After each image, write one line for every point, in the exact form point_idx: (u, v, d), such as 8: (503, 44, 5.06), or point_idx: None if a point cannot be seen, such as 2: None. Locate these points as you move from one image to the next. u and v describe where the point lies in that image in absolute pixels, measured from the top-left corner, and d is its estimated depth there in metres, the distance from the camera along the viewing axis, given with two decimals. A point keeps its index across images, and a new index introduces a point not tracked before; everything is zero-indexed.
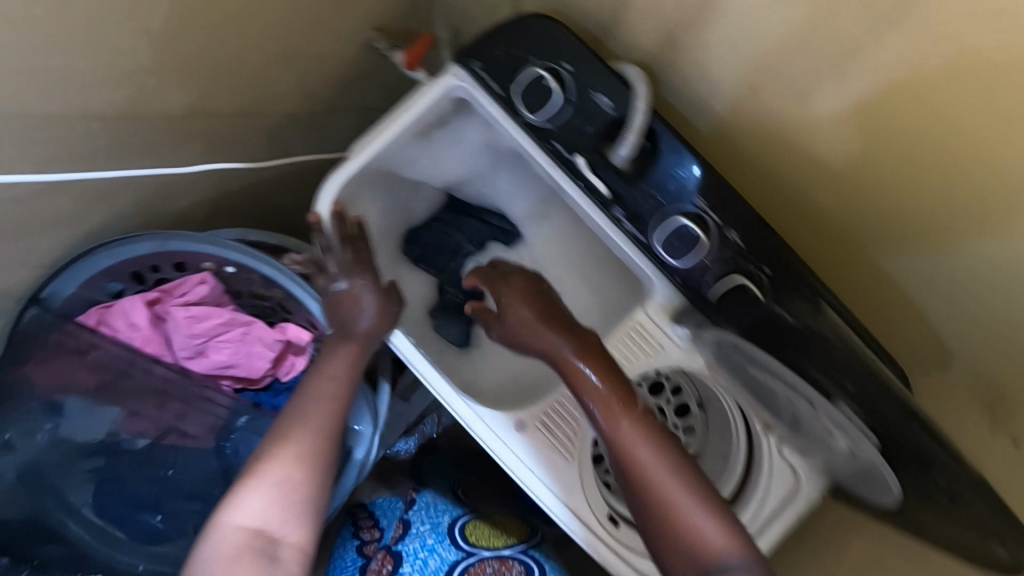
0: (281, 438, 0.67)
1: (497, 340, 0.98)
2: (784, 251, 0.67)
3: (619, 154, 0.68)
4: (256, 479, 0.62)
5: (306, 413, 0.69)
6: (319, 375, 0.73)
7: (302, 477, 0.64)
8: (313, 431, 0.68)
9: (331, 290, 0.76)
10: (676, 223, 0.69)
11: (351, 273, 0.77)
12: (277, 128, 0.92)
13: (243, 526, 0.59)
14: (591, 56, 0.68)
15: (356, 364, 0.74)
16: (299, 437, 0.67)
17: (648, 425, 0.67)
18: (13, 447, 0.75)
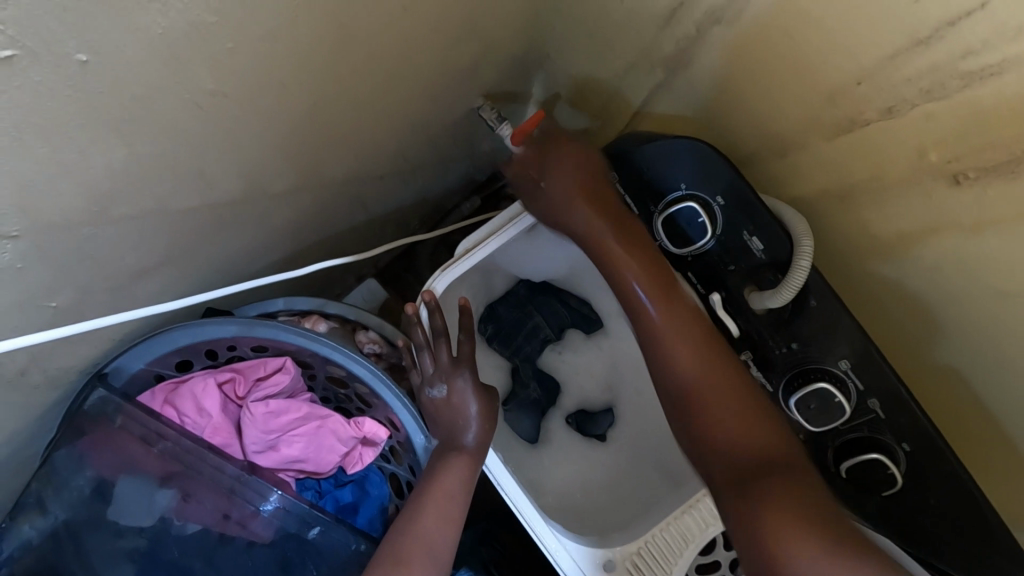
0: (403, 566, 0.56)
1: (566, 435, 0.92)
2: (935, 439, 0.61)
3: (763, 300, 0.62)
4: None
5: (423, 538, 0.58)
6: (432, 489, 0.60)
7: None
8: (427, 560, 0.57)
9: (427, 396, 0.67)
10: (814, 385, 0.63)
11: (445, 379, 0.66)
12: (365, 190, 0.85)
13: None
14: (750, 196, 0.62)
15: (470, 482, 0.62)
16: (418, 569, 0.56)
17: (675, 306, 0.65)
18: (44, 508, 0.68)
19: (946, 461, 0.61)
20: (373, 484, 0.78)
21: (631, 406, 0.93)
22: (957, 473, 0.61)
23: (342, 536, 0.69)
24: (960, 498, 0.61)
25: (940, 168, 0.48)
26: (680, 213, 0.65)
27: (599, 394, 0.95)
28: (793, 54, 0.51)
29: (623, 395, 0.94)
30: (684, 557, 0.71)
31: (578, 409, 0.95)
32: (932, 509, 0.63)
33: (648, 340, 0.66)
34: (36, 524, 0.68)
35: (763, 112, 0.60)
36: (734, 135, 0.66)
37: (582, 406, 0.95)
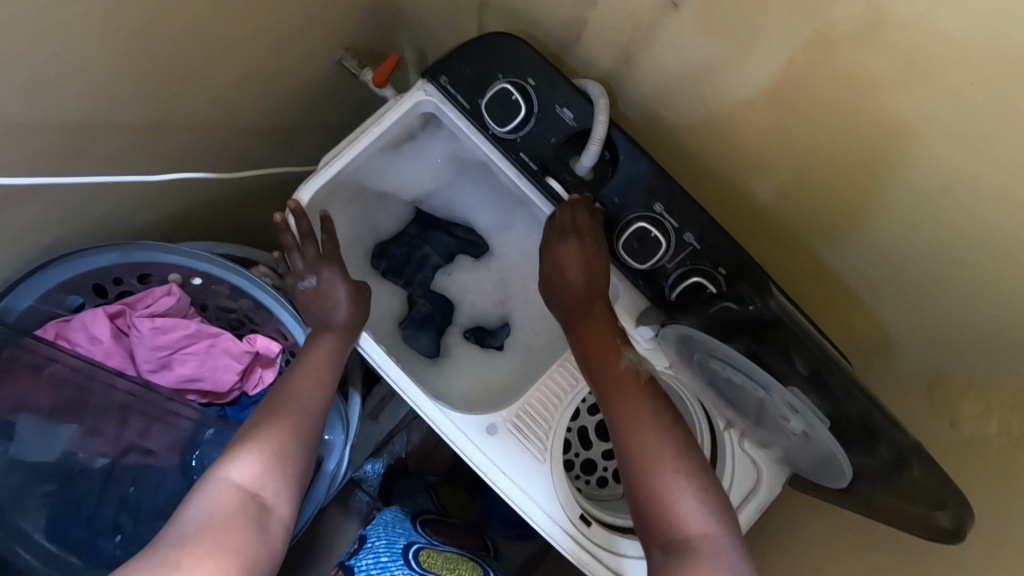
0: (275, 413, 0.64)
1: (467, 350, 0.99)
2: (740, 254, 0.70)
3: (581, 163, 0.72)
4: (248, 447, 0.60)
5: (300, 393, 0.66)
6: (306, 361, 0.69)
7: (292, 451, 0.61)
8: (302, 408, 0.65)
9: (299, 288, 0.75)
10: (637, 228, 0.73)
11: (314, 270, 0.74)
12: (243, 146, 0.92)
13: (239, 486, 0.56)
14: (555, 72, 0.72)
15: (338, 354, 0.71)
16: (290, 412, 0.64)
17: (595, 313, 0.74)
18: None
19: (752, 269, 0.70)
20: None
21: (524, 315, 1.01)
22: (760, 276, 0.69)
23: None
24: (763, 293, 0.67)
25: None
26: (503, 100, 0.74)
27: (495, 310, 1.02)
28: None
29: (517, 308, 1.01)
30: (559, 416, 0.78)
31: (476, 326, 1.01)
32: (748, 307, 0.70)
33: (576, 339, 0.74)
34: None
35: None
36: (543, 32, 0.76)
37: (480, 323, 1.02)
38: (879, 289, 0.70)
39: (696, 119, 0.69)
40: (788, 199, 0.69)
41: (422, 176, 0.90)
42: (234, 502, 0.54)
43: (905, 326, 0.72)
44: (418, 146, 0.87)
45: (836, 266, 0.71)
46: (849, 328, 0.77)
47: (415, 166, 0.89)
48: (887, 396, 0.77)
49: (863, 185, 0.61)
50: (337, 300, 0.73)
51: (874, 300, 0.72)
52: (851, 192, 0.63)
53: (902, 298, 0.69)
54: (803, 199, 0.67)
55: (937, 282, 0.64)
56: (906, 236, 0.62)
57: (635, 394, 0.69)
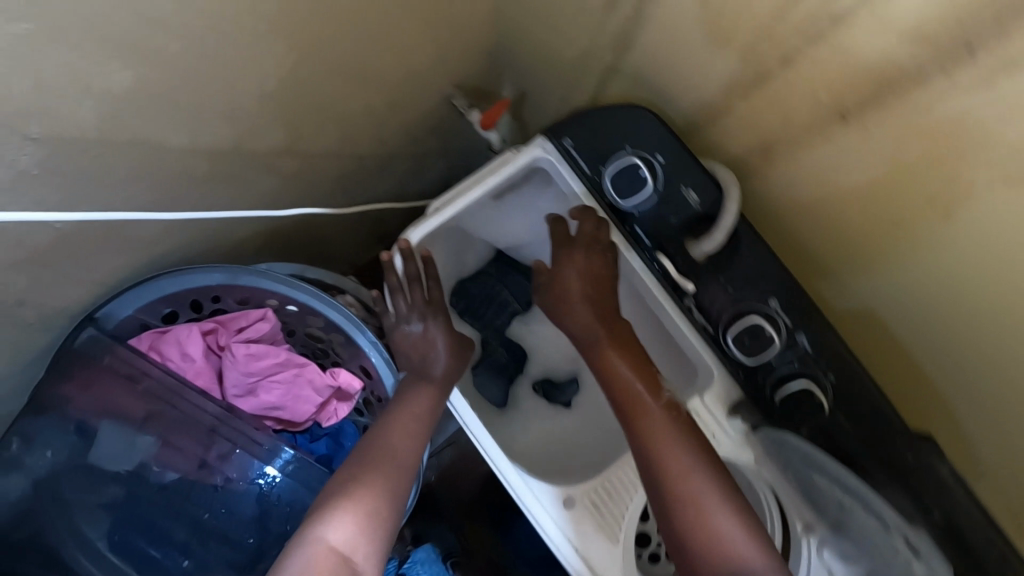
0: (369, 467, 0.62)
1: (534, 403, 0.97)
2: (853, 364, 0.68)
3: (701, 247, 0.70)
4: (343, 505, 0.58)
5: (394, 448, 0.64)
6: (401, 410, 0.68)
7: (386, 515, 0.59)
8: (398, 465, 0.63)
9: (403, 332, 0.74)
10: (750, 322, 0.70)
11: (419, 315, 0.74)
12: (345, 171, 0.92)
13: (334, 548, 0.55)
14: (686, 153, 0.71)
15: (436, 408, 0.69)
16: (383, 467, 0.62)
17: (619, 338, 0.74)
18: (21, 466, 0.71)
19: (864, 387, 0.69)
20: (347, 436, 0.82)
21: (596, 374, 0.99)
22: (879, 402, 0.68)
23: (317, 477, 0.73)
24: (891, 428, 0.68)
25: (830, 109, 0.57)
26: (628, 173, 0.73)
27: (566, 364, 1.01)
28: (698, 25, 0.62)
29: (588, 366, 1.00)
30: (636, 496, 0.76)
31: (546, 378, 1.00)
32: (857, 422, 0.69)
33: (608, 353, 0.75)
34: (23, 468, 0.71)
35: (692, 80, 0.69)
36: (674, 108, 0.75)
37: (549, 375, 1.00)
38: None
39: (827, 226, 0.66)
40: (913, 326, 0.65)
41: (520, 226, 0.90)
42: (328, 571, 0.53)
43: None
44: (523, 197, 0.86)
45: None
46: None
47: (515, 216, 0.88)
48: None
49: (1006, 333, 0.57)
50: (438, 350, 0.72)
51: None
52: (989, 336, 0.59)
53: None
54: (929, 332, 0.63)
55: None
56: None
57: (661, 410, 0.69)
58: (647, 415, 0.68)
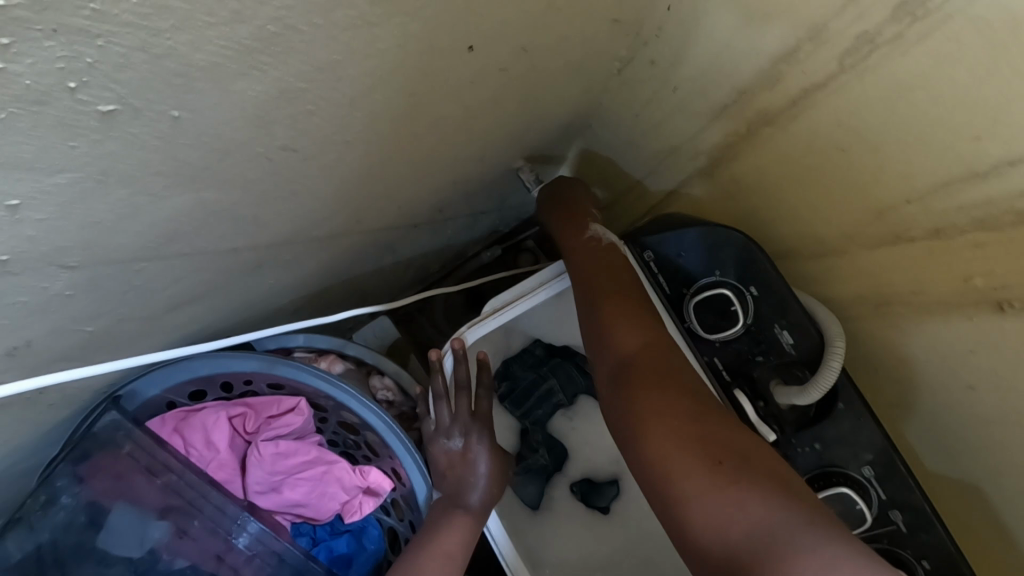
0: None
1: (569, 504, 0.90)
2: (956, 559, 0.59)
3: (791, 399, 0.61)
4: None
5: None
6: (431, 543, 0.59)
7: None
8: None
9: (442, 447, 0.66)
10: (838, 492, 0.61)
11: (464, 430, 0.66)
12: (397, 235, 0.86)
13: None
14: (787, 291, 0.62)
15: (469, 546, 0.60)
16: None
17: (626, 300, 0.64)
18: (31, 525, 0.64)
19: None
20: (370, 537, 0.75)
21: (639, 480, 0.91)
22: None
23: None
24: None
25: (983, 294, 0.48)
26: (714, 300, 0.65)
27: (608, 465, 0.93)
28: (828, 164, 0.53)
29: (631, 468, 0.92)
30: None
31: (584, 478, 0.92)
32: None
33: (595, 320, 0.65)
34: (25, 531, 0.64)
35: (808, 214, 0.60)
36: (771, 230, 0.67)
37: (588, 474, 0.92)
38: None
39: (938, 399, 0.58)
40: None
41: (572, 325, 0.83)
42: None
43: None
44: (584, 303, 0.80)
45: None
46: None
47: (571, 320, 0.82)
48: None
49: None
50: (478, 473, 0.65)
51: None
52: None
53: None
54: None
55: None
56: None
57: (643, 371, 0.58)
58: (647, 361, 0.59)
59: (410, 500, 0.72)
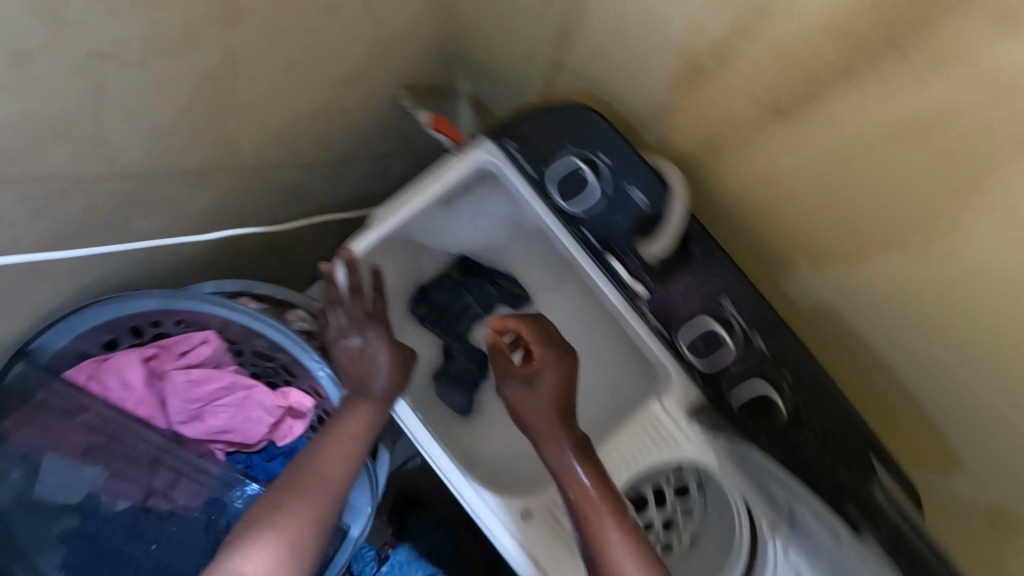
0: (302, 489, 0.60)
1: (500, 409, 0.95)
2: (807, 357, 0.68)
3: (652, 248, 0.69)
4: (263, 531, 0.56)
5: (321, 467, 0.62)
6: (337, 427, 0.65)
7: (305, 534, 0.58)
8: (328, 489, 0.61)
9: (342, 346, 0.71)
10: (700, 322, 0.69)
11: (361, 328, 0.71)
12: (294, 180, 0.89)
13: None
14: (632, 152, 0.68)
15: (374, 426, 0.66)
16: (309, 492, 0.60)
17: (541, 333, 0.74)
18: None
19: (821, 379, 0.68)
20: None
21: None
22: (832, 392, 0.68)
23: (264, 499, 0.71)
24: (832, 406, 0.68)
25: (770, 103, 0.55)
26: (571, 174, 0.70)
27: None
28: (638, 20, 0.59)
29: None
30: None
31: None
32: (810, 417, 0.69)
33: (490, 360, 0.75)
34: None
35: (633, 75, 0.66)
36: (618, 105, 0.73)
37: None
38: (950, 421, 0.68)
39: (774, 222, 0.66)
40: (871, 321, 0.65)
41: (467, 234, 0.85)
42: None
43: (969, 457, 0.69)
44: (473, 208, 0.83)
45: (923, 399, 0.66)
46: None
47: (465, 229, 0.85)
48: None
49: (948, 324, 0.58)
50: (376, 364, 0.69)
51: None
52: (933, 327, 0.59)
53: None
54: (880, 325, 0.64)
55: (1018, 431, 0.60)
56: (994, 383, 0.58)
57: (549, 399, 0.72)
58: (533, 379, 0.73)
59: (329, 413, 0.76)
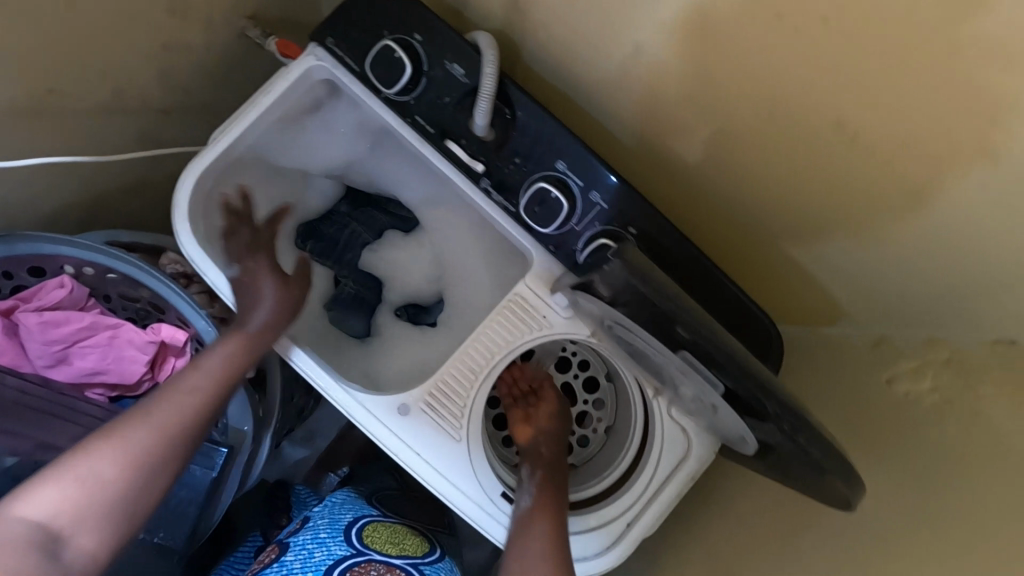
0: (141, 421, 0.62)
1: (398, 328, 0.95)
2: (648, 206, 0.67)
3: (476, 124, 0.67)
4: (61, 471, 0.56)
5: (157, 412, 0.63)
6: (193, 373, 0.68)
7: (115, 483, 0.57)
8: (160, 434, 0.62)
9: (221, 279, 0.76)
10: (538, 188, 0.68)
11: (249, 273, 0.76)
12: (148, 124, 0.88)
13: (28, 514, 0.53)
14: (442, 24, 0.66)
15: (232, 360, 0.70)
16: (129, 427, 0.61)
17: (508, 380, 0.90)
18: None
19: (663, 225, 0.68)
20: None
21: (459, 292, 0.95)
22: (682, 240, 0.69)
23: None
24: (681, 249, 0.69)
25: None
26: (386, 57, 0.68)
27: (429, 285, 0.97)
28: None
29: (449, 282, 0.96)
30: (468, 408, 0.74)
31: (409, 302, 0.97)
32: (661, 266, 0.69)
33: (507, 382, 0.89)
34: None
35: None
36: None
37: (413, 299, 0.98)
38: (812, 233, 0.69)
39: (602, 61, 0.67)
40: (714, 138, 0.66)
41: (329, 147, 0.88)
42: (21, 538, 0.51)
43: (835, 265, 0.71)
44: (327, 121, 0.85)
45: (778, 202, 0.68)
46: (785, 273, 0.77)
47: (324, 144, 0.87)
48: (827, 349, 0.80)
49: (768, 115, 0.59)
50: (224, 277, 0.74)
51: (804, 243, 0.71)
52: (759, 123, 0.61)
53: (835, 229, 0.67)
54: (722, 136, 0.65)
55: (861, 209, 0.62)
56: (827, 165, 0.60)
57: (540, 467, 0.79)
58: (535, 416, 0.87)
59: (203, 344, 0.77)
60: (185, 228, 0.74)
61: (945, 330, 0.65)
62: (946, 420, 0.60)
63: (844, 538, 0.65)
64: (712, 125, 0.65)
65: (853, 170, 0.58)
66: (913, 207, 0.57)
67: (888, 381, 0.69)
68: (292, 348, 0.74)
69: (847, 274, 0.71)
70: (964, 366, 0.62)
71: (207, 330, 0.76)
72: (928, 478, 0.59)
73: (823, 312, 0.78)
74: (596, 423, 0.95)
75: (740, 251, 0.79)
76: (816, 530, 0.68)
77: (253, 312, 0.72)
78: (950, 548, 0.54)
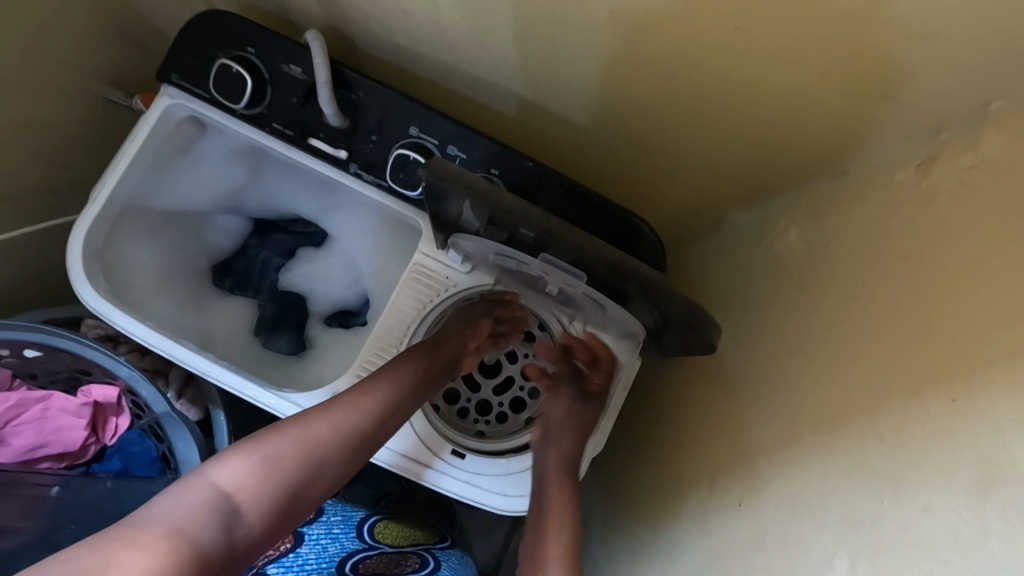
0: (335, 420, 0.66)
1: (331, 336, 0.97)
2: (498, 148, 0.72)
3: (327, 115, 0.71)
4: (254, 448, 0.62)
5: (315, 424, 0.65)
6: (360, 391, 0.70)
7: (288, 473, 0.61)
8: (328, 438, 0.65)
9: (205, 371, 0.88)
10: (398, 156, 0.73)
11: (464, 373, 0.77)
12: (41, 205, 0.92)
13: (217, 483, 0.58)
14: (270, 32, 0.72)
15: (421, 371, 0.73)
16: (328, 426, 0.66)
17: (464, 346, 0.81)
18: None
19: (520, 160, 0.73)
20: (133, 442, 0.81)
21: (378, 287, 0.98)
22: (541, 169, 0.73)
23: (87, 485, 0.75)
24: (548, 181, 0.74)
25: None
26: (226, 75, 0.72)
27: (350, 289, 0.99)
28: None
29: (369, 280, 0.98)
30: None
31: (337, 310, 0.99)
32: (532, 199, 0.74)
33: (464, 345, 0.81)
34: None
35: None
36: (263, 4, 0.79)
37: (339, 306, 1.00)
38: (654, 140, 0.73)
39: (418, 31, 0.71)
40: (532, 75, 0.71)
41: (216, 181, 0.92)
42: (203, 504, 0.56)
43: (686, 166, 0.75)
44: (205, 157, 0.90)
45: (612, 120, 0.73)
46: (658, 181, 0.82)
47: (208, 182, 0.91)
48: (722, 242, 0.83)
49: (559, 40, 0.64)
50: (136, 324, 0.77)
51: (658, 152, 0.76)
52: (558, 52, 0.65)
53: (666, 132, 0.71)
54: (538, 71, 0.70)
55: (671, 108, 0.67)
56: (622, 74, 0.65)
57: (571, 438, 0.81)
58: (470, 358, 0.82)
59: (138, 396, 0.78)
60: (86, 287, 0.77)
61: (798, 184, 0.69)
62: (808, 259, 0.64)
63: (741, 394, 0.67)
64: (525, 64, 0.70)
65: (646, 73, 0.63)
66: (707, 95, 0.62)
67: (769, 247, 0.72)
68: (223, 370, 0.78)
69: (702, 169, 0.75)
70: (816, 208, 0.66)
71: (133, 376, 0.77)
72: (800, 314, 0.62)
73: (707, 207, 0.82)
74: (542, 372, 0.89)
75: (615, 173, 0.84)
76: (725, 402, 0.70)
77: (175, 344, 0.77)
78: (817, 365, 0.57)
